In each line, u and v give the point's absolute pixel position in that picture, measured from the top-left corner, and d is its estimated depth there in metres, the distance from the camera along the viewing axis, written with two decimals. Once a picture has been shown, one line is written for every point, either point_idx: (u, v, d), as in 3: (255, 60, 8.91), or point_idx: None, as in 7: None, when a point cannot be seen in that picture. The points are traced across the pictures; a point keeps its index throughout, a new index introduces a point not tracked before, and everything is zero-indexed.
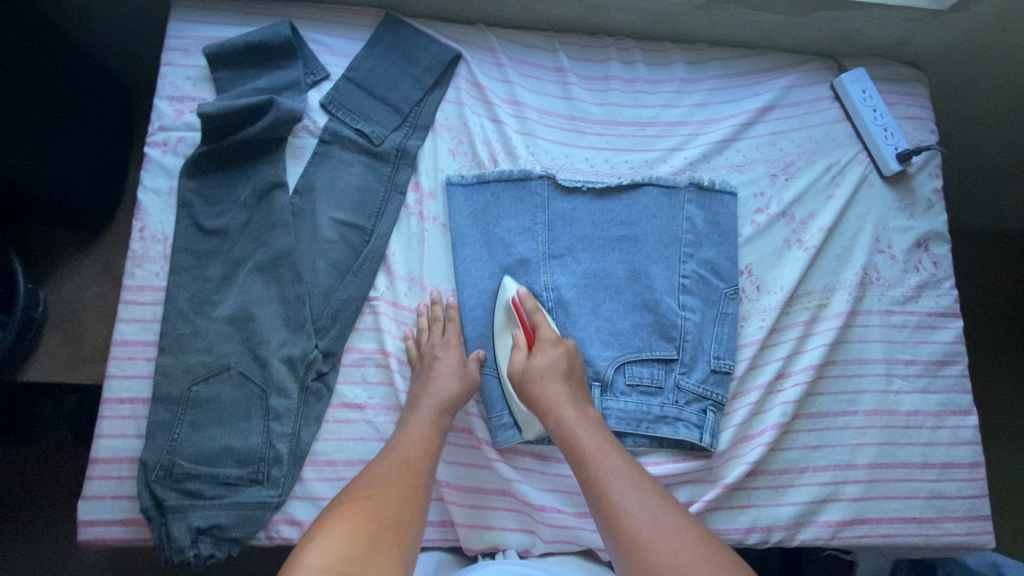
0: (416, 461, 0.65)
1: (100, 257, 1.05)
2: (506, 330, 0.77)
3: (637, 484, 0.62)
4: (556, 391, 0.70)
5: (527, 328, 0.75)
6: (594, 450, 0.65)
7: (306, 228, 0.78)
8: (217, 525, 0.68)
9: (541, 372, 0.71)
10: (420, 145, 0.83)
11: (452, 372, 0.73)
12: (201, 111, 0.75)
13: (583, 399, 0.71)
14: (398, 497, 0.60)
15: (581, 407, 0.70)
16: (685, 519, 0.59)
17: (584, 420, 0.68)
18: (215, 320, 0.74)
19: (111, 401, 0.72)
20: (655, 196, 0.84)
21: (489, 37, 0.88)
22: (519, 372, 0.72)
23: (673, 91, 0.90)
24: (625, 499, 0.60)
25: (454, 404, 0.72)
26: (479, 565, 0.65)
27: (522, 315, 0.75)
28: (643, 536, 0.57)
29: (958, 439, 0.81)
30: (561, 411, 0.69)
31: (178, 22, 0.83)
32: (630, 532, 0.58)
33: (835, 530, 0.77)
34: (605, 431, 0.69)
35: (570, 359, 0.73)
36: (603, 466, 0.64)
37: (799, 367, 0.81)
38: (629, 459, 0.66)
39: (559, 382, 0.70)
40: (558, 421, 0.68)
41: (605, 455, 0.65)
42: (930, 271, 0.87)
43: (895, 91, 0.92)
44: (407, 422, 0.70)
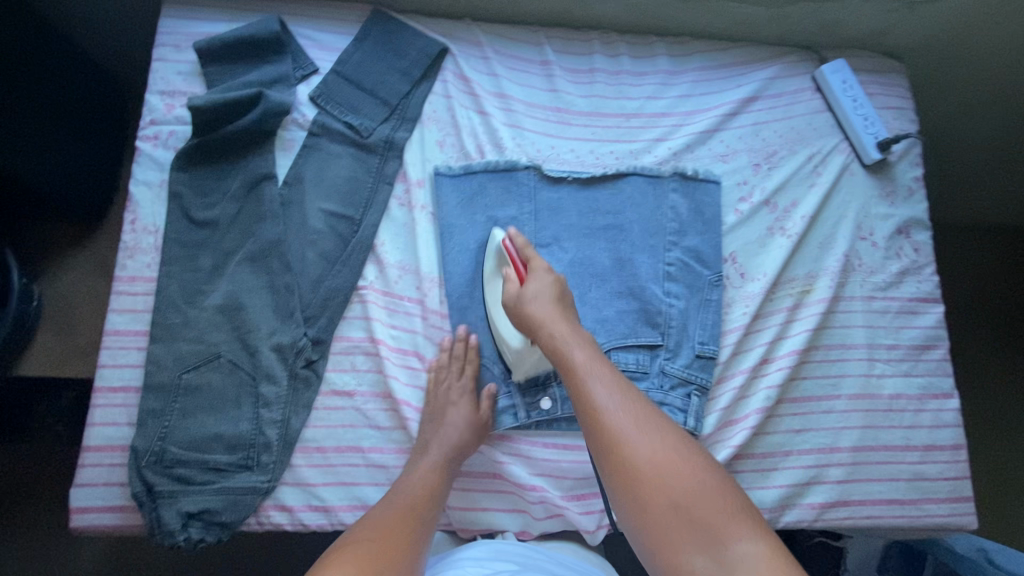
0: (420, 512, 0.66)
1: (95, 253, 1.05)
2: (496, 275, 0.77)
3: (623, 394, 0.61)
4: (544, 309, 0.68)
5: (518, 264, 0.73)
6: (581, 360, 0.64)
7: (295, 218, 0.79)
8: (207, 509, 0.69)
9: (530, 296, 0.69)
10: (408, 137, 0.84)
11: (465, 421, 0.74)
12: (191, 103, 0.76)
13: (572, 316, 0.70)
14: (400, 549, 0.60)
15: (570, 321, 0.68)
16: (669, 429, 0.59)
17: (572, 333, 0.67)
18: (205, 309, 0.75)
19: (103, 390, 0.73)
20: (640, 186, 0.85)
21: (475, 31, 0.90)
22: (509, 299, 0.71)
23: (657, 83, 0.91)
24: (611, 406, 0.59)
25: (464, 449, 0.73)
26: (475, 544, 0.68)
27: (514, 255, 0.74)
28: (626, 443, 0.57)
29: (940, 422, 0.83)
30: (550, 326, 0.67)
31: (169, 18, 0.84)
32: (613, 438, 0.57)
33: (819, 512, 0.78)
34: (593, 343, 0.67)
35: (560, 287, 0.71)
36: (590, 373, 0.62)
37: (783, 352, 0.82)
38: (617, 371, 0.64)
39: (548, 303, 0.69)
40: (546, 333, 0.67)
41: (592, 364, 0.63)
42: (912, 257, 0.88)
43: (876, 81, 0.94)
44: (415, 463, 0.71)
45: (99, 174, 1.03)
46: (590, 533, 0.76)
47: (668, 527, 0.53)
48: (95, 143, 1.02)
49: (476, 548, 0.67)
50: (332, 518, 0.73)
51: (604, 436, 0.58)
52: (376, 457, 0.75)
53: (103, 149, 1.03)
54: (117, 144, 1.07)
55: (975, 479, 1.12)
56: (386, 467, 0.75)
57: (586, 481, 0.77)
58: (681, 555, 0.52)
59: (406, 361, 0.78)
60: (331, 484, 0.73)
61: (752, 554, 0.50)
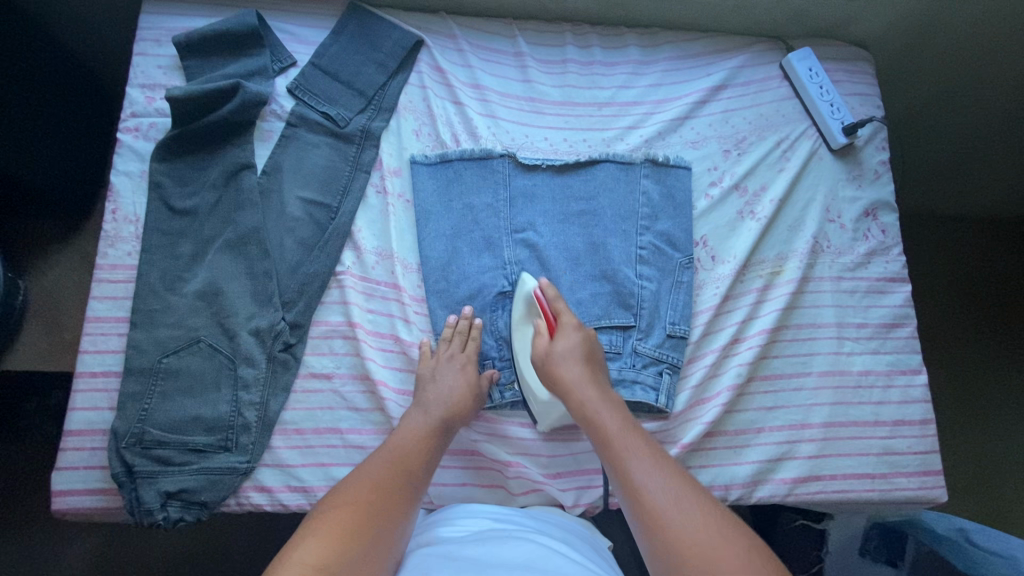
0: (415, 470, 0.66)
1: (79, 249, 1.06)
2: (524, 324, 0.79)
3: (656, 462, 0.63)
4: (576, 372, 0.72)
5: (548, 316, 0.77)
6: (613, 429, 0.67)
7: (273, 207, 0.81)
8: (186, 489, 0.71)
9: (563, 356, 0.73)
10: (384, 126, 0.86)
11: (458, 383, 0.74)
12: (170, 94, 0.78)
13: (604, 383, 0.73)
14: (391, 502, 0.62)
15: (603, 390, 0.72)
16: (702, 498, 0.60)
17: (605, 401, 0.70)
18: (185, 296, 0.76)
19: (85, 375, 0.74)
20: (612, 172, 0.86)
21: (449, 24, 0.92)
22: (541, 356, 0.75)
23: (628, 72, 0.94)
24: (641, 473, 0.62)
25: (457, 413, 0.73)
26: (454, 506, 0.73)
27: (542, 305, 0.77)
28: (658, 511, 0.59)
29: (908, 398, 0.84)
30: (582, 394, 0.71)
31: (149, 14, 0.86)
32: (647, 504, 0.60)
33: (791, 487, 0.80)
34: (626, 412, 0.70)
35: (590, 344, 0.75)
36: (622, 443, 0.66)
37: (753, 331, 0.84)
38: (650, 440, 0.67)
39: (580, 366, 0.72)
40: (575, 398, 0.71)
41: (624, 435, 0.66)
42: (879, 238, 0.90)
43: (842, 69, 0.96)
44: (405, 420, 0.71)
45: (87, 163, 1.05)
46: (567, 509, 0.78)
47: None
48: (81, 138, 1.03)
49: (456, 509, 0.71)
50: (310, 498, 0.74)
51: (637, 503, 0.60)
52: (354, 439, 0.76)
53: (88, 141, 1.05)
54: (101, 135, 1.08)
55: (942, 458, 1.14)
56: (364, 447, 0.76)
57: (563, 458, 0.79)
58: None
59: (383, 344, 0.80)
60: (310, 464, 0.75)
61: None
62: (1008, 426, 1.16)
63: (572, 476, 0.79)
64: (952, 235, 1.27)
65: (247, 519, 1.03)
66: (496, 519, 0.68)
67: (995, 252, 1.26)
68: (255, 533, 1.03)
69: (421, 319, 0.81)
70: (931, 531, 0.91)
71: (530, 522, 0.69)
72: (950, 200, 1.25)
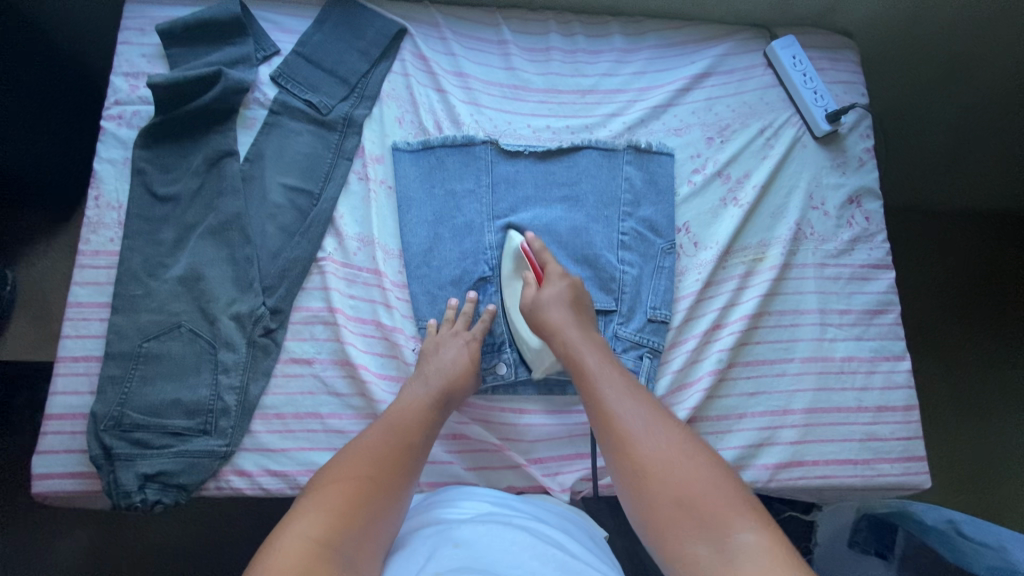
0: (415, 442, 0.66)
1: (67, 240, 1.07)
2: (514, 279, 0.80)
3: (637, 397, 0.64)
4: (560, 316, 0.72)
5: (536, 269, 0.77)
6: (594, 365, 0.68)
7: (255, 193, 0.82)
8: (164, 471, 0.71)
9: (549, 302, 0.73)
10: (367, 114, 0.87)
11: (458, 358, 0.74)
12: (152, 81, 0.78)
13: (588, 324, 0.74)
14: (391, 475, 0.61)
15: (585, 331, 0.72)
16: (676, 430, 0.62)
17: (586, 340, 0.71)
18: (166, 282, 0.77)
19: (66, 360, 0.74)
20: (595, 158, 0.86)
21: (433, 13, 0.92)
22: (529, 304, 0.75)
23: (611, 61, 0.94)
24: (621, 405, 0.63)
25: (453, 385, 0.72)
26: (451, 488, 0.72)
27: (530, 258, 0.78)
28: (634, 442, 0.60)
29: (892, 384, 0.84)
30: (565, 333, 0.71)
31: (133, 3, 0.86)
32: (626, 437, 0.61)
33: (773, 473, 0.79)
34: (606, 349, 0.71)
35: (577, 291, 0.75)
36: (603, 378, 0.66)
37: (735, 317, 0.84)
38: (629, 376, 0.68)
39: (565, 309, 0.73)
40: (558, 337, 0.71)
41: (605, 371, 0.67)
42: (863, 225, 0.90)
43: (826, 57, 0.96)
44: (405, 391, 0.71)
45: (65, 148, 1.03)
46: (555, 493, 0.78)
47: (670, 517, 0.56)
48: (53, 112, 1.01)
49: (454, 492, 0.70)
50: (289, 483, 0.74)
51: (614, 434, 0.62)
52: (334, 423, 0.76)
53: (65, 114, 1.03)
54: (84, 109, 1.06)
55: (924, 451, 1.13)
56: (345, 432, 0.76)
57: (545, 443, 0.80)
58: (684, 545, 0.54)
59: (364, 330, 0.80)
60: (290, 449, 0.75)
61: (750, 543, 0.52)
62: (1007, 419, 1.15)
63: (552, 461, 0.80)
64: (956, 230, 1.26)
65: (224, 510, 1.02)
66: (494, 504, 0.67)
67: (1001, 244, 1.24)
68: (232, 523, 1.02)
69: (403, 305, 0.81)
70: (917, 519, 0.85)
71: (528, 509, 0.68)
72: (956, 194, 1.23)
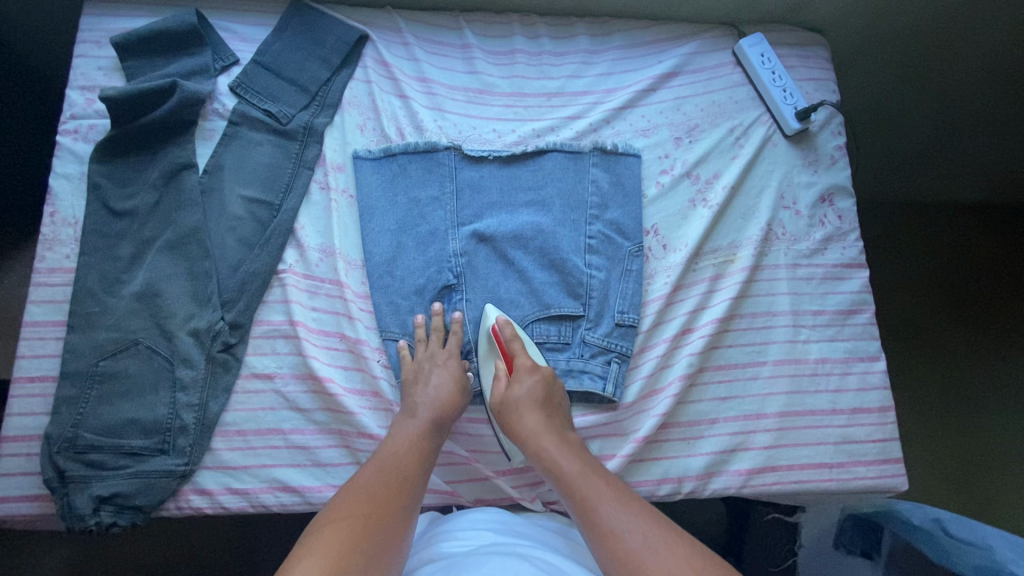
0: (408, 478, 0.64)
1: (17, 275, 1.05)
2: (489, 358, 0.77)
3: (627, 506, 0.61)
4: (535, 422, 0.68)
5: (506, 356, 0.74)
6: (576, 476, 0.64)
7: (214, 206, 0.80)
8: (119, 493, 0.70)
9: (521, 403, 0.70)
10: (328, 123, 0.85)
11: (447, 385, 0.72)
12: (104, 94, 0.77)
13: (563, 428, 0.70)
14: (386, 517, 0.60)
15: (562, 436, 0.69)
16: (673, 535, 0.59)
17: (565, 447, 0.67)
18: (123, 298, 0.75)
19: (21, 380, 0.73)
20: (561, 161, 0.85)
21: (394, 19, 0.91)
22: (499, 401, 0.71)
23: (577, 62, 0.93)
24: (614, 520, 0.60)
25: (446, 414, 0.71)
26: (457, 515, 0.71)
27: (501, 343, 0.74)
28: (635, 555, 0.57)
29: (866, 385, 0.83)
30: (542, 445, 0.67)
31: (89, 16, 0.85)
32: (624, 553, 0.58)
33: (747, 478, 0.78)
34: (584, 454, 0.68)
35: (548, 385, 0.72)
36: (589, 491, 0.63)
37: (704, 321, 0.82)
38: (613, 480, 0.65)
39: (538, 412, 0.69)
40: (535, 449, 0.67)
41: (587, 480, 0.64)
42: (836, 224, 0.89)
43: (795, 54, 0.95)
44: (398, 424, 0.70)
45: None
46: (526, 505, 0.77)
47: None
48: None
49: (457, 519, 0.70)
50: (251, 501, 0.73)
51: (613, 550, 0.58)
52: (297, 439, 0.75)
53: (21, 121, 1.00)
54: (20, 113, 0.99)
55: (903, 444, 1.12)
56: (308, 447, 0.75)
57: None
58: None
59: (328, 342, 0.78)
60: (251, 466, 0.73)
61: None
62: (999, 416, 1.13)
63: (522, 473, 0.78)
64: (945, 221, 1.25)
65: (193, 524, 1.00)
66: (498, 533, 0.67)
67: (987, 236, 1.23)
68: (200, 537, 1.00)
69: (366, 316, 0.80)
70: (904, 520, 0.83)
71: (534, 535, 0.68)
72: (944, 187, 1.22)
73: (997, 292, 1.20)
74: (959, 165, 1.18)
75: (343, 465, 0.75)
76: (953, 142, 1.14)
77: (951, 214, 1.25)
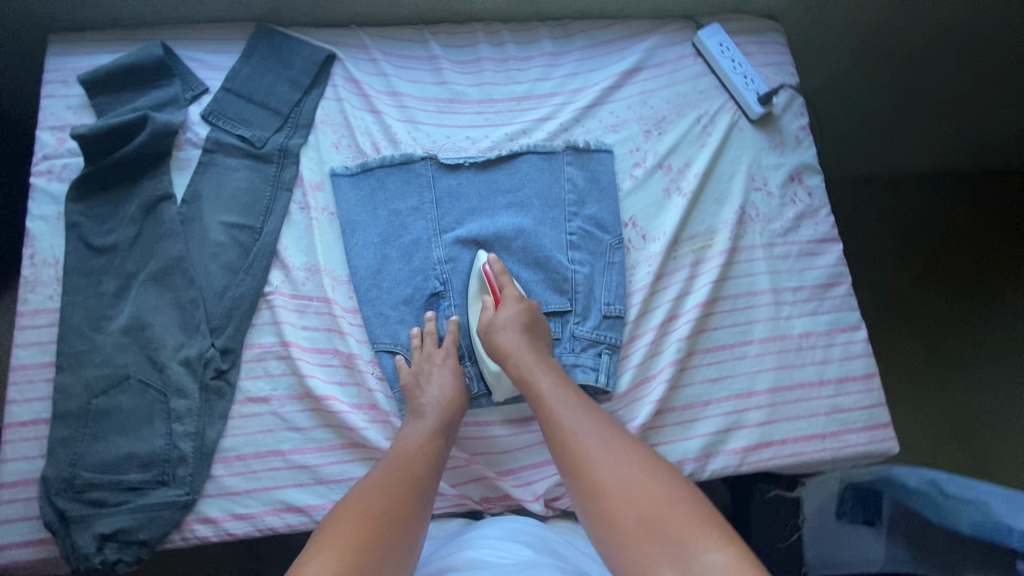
0: (422, 476, 0.65)
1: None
2: (477, 299, 0.80)
3: (589, 416, 0.66)
4: (515, 340, 0.73)
5: (494, 291, 0.78)
6: (548, 389, 0.69)
7: (195, 234, 0.80)
8: (122, 529, 0.69)
9: (504, 325, 0.74)
10: (303, 143, 0.86)
11: (446, 386, 0.73)
12: (76, 132, 0.77)
13: (543, 351, 0.74)
14: (403, 511, 0.60)
15: (539, 354, 0.73)
16: (629, 443, 0.63)
17: (540, 363, 0.72)
18: (111, 333, 0.75)
19: (13, 426, 0.72)
20: (536, 163, 0.87)
21: (360, 36, 0.93)
22: (484, 327, 0.76)
23: (543, 65, 0.95)
24: (576, 426, 0.65)
25: (449, 416, 0.72)
26: (488, 523, 0.71)
27: (491, 281, 0.79)
28: (589, 456, 0.62)
29: (850, 354, 0.85)
30: (519, 358, 0.72)
31: (54, 56, 0.85)
32: (581, 454, 0.62)
33: (743, 456, 0.80)
34: (561, 374, 0.72)
35: (532, 315, 0.76)
36: (556, 400, 0.68)
37: (689, 306, 0.84)
38: (582, 396, 0.69)
39: (518, 334, 0.73)
40: (512, 363, 0.72)
41: (557, 392, 0.69)
42: (806, 201, 0.91)
43: (752, 42, 0.97)
44: (407, 427, 0.71)
45: None
46: (528, 504, 0.78)
47: (634, 535, 0.55)
48: None
49: (493, 527, 0.70)
50: (257, 525, 0.73)
51: (570, 452, 0.63)
52: (297, 459, 0.75)
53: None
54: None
55: (893, 411, 1.15)
56: (309, 466, 0.75)
57: (516, 453, 0.79)
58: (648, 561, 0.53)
59: (322, 359, 0.79)
60: (254, 490, 0.73)
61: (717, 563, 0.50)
62: (981, 378, 1.16)
63: (523, 473, 0.79)
64: (939, 195, 1.28)
65: (199, 555, 0.99)
66: (535, 550, 0.66)
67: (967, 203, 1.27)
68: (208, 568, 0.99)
69: (357, 330, 0.80)
70: (901, 484, 0.81)
71: (570, 560, 0.67)
72: (909, 158, 1.26)
73: (985, 262, 1.23)
74: (958, 132, 1.21)
75: (347, 480, 0.75)
76: (948, 105, 1.17)
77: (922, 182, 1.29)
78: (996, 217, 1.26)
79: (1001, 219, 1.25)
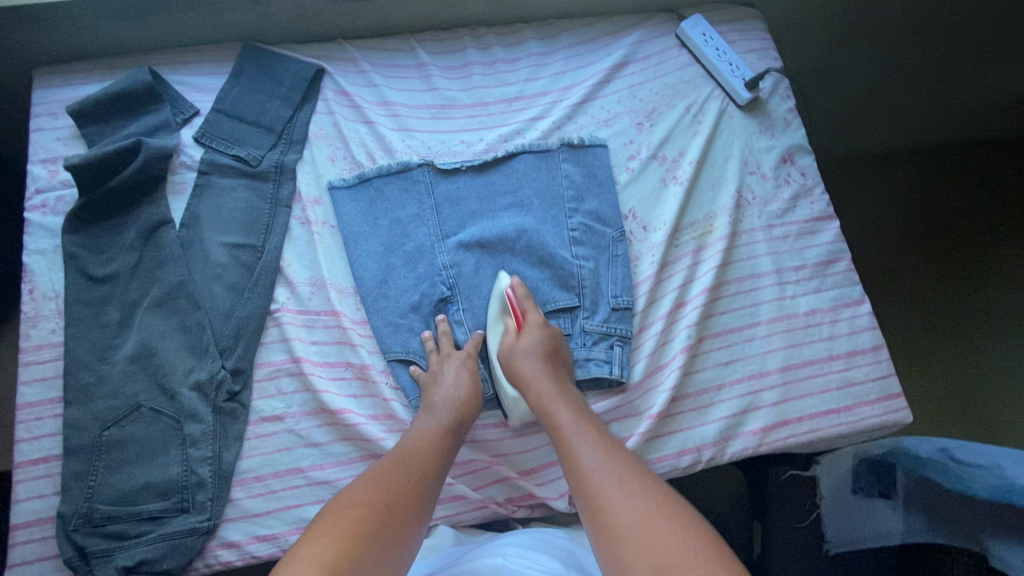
0: (428, 466, 0.65)
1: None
2: (498, 321, 0.79)
3: (607, 451, 0.64)
4: (535, 368, 0.73)
5: (516, 314, 0.77)
6: (566, 422, 0.68)
7: (196, 257, 0.80)
8: (145, 561, 0.68)
9: (525, 352, 0.74)
10: (299, 158, 0.86)
11: (459, 383, 0.73)
12: (69, 163, 0.76)
13: (563, 379, 0.74)
14: (403, 500, 0.60)
15: (560, 385, 0.73)
16: (647, 482, 0.61)
17: (561, 397, 0.71)
18: (117, 363, 0.74)
19: (24, 465, 0.70)
20: (532, 162, 0.87)
21: (347, 49, 0.93)
22: (505, 352, 0.75)
23: (531, 66, 0.95)
24: (592, 459, 0.63)
25: (464, 414, 0.71)
26: (517, 534, 0.71)
27: (513, 305, 0.78)
28: (602, 492, 0.60)
29: (857, 328, 0.86)
30: (540, 388, 0.72)
31: (41, 90, 0.85)
32: (597, 492, 0.60)
33: (761, 437, 0.80)
34: (580, 405, 0.71)
35: (554, 342, 0.75)
36: (574, 435, 0.66)
37: (695, 293, 0.85)
38: (603, 431, 0.68)
39: (541, 363, 0.73)
40: (532, 393, 0.72)
41: (576, 427, 0.67)
42: (800, 181, 0.93)
43: (734, 30, 0.99)
44: (418, 420, 0.70)
45: None
46: (552, 502, 0.78)
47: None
48: None
49: (523, 537, 0.69)
50: (281, 545, 0.72)
51: (584, 486, 0.61)
52: (317, 475, 0.74)
53: None
54: None
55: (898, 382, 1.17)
56: (330, 481, 0.74)
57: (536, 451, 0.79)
58: None
59: (335, 373, 0.78)
60: (276, 510, 0.72)
61: None
62: (982, 344, 1.18)
63: (546, 471, 0.79)
64: (929, 170, 1.31)
65: None
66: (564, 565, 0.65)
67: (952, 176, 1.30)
68: None
69: (367, 341, 0.80)
70: (912, 455, 0.79)
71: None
72: (890, 135, 1.30)
73: (974, 229, 1.26)
74: (933, 104, 1.24)
75: None
76: (923, 78, 1.20)
77: (907, 160, 1.32)
78: (984, 187, 1.28)
79: (987, 187, 1.28)
